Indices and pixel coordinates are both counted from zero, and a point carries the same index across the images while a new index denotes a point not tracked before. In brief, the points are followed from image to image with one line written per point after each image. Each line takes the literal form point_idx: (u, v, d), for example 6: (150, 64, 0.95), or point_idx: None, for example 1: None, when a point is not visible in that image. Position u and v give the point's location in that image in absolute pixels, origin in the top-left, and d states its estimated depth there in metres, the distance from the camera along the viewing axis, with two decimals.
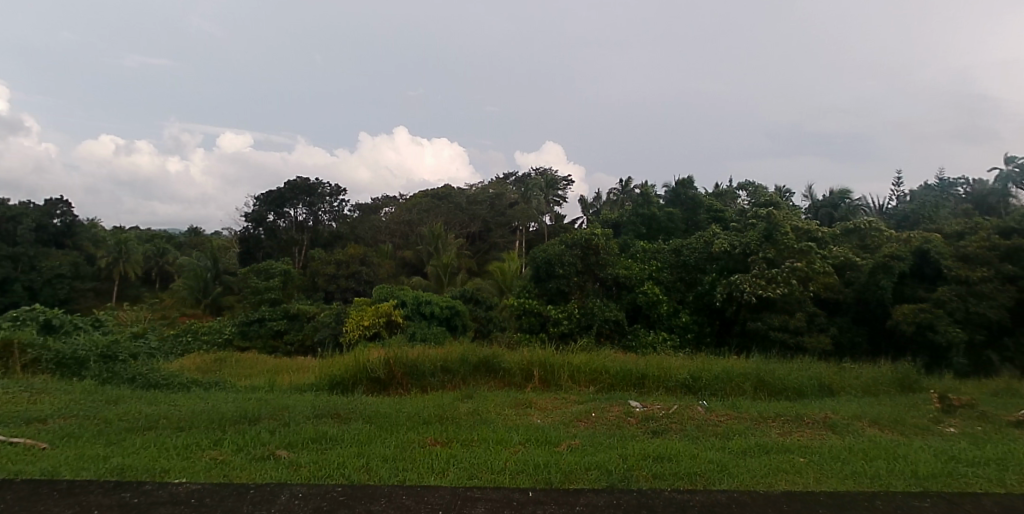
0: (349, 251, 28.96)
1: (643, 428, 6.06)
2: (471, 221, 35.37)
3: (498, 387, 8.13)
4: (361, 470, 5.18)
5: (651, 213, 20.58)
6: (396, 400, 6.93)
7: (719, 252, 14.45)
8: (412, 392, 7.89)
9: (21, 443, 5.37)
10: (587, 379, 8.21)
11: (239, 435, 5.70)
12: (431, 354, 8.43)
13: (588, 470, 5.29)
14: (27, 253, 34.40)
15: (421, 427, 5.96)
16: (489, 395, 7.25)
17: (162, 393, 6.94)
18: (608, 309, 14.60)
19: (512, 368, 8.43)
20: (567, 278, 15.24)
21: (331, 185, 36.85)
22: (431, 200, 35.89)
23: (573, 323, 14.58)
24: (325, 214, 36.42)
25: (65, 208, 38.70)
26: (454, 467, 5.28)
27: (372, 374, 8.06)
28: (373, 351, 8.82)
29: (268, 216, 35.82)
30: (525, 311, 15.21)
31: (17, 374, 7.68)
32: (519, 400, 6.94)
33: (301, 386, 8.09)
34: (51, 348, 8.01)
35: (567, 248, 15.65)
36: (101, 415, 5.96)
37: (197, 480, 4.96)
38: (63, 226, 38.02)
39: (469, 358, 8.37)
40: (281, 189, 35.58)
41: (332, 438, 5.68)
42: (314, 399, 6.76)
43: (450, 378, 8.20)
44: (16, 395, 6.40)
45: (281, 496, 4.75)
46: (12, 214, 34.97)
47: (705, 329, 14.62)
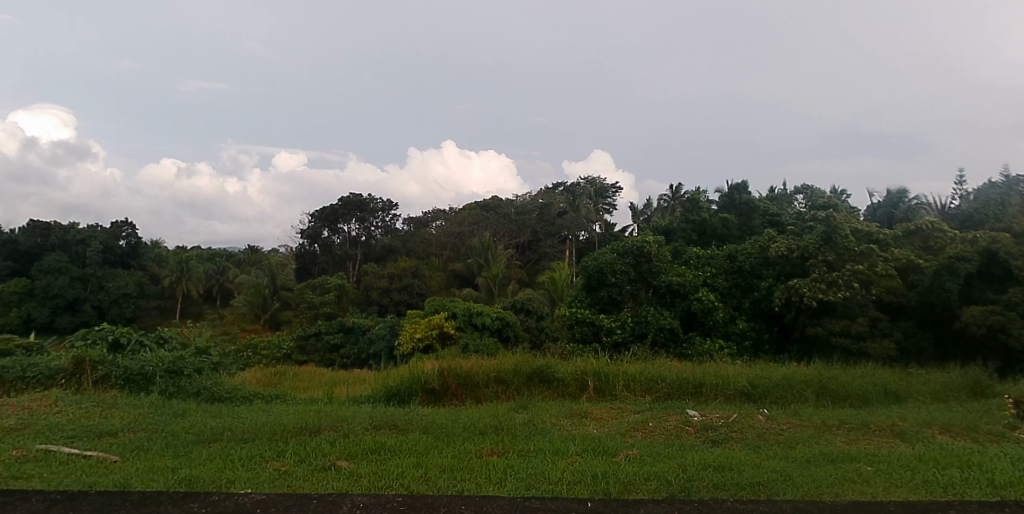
0: (401, 265, 29.44)
1: (702, 437, 5.96)
2: (520, 230, 35.88)
3: (553, 398, 8.09)
4: (420, 481, 5.22)
5: (702, 219, 20.28)
6: (452, 410, 6.98)
7: (778, 256, 14.08)
8: (466, 403, 7.93)
9: (94, 456, 5.58)
10: (642, 389, 8.11)
11: (301, 446, 5.82)
12: (485, 365, 8.44)
13: (647, 480, 5.22)
14: (95, 274, 36.51)
15: (477, 437, 5.98)
16: (544, 405, 7.23)
17: (225, 406, 7.13)
18: (662, 317, 14.40)
19: (566, 378, 8.35)
20: (619, 286, 15.19)
21: (383, 201, 38.16)
22: (480, 212, 36.24)
23: (627, 332, 14.43)
24: (377, 229, 37.41)
25: (132, 230, 41.05)
26: (511, 477, 5.29)
27: (427, 385, 8.14)
28: (428, 363, 8.91)
29: (323, 232, 37.34)
30: (578, 321, 14.96)
31: (90, 389, 7.99)
32: (574, 410, 6.90)
33: (359, 398, 8.22)
34: (120, 364, 8.31)
35: (619, 256, 15.61)
36: (169, 428, 6.15)
37: (262, 490, 5.08)
38: (129, 247, 40.31)
39: (522, 368, 8.35)
40: (335, 206, 37.15)
41: (390, 449, 5.74)
42: (371, 411, 6.84)
43: (504, 388, 8.21)
44: (90, 410, 6.67)
45: (343, 506, 4.82)
46: (81, 237, 37.46)
47: (764, 336, 14.26)
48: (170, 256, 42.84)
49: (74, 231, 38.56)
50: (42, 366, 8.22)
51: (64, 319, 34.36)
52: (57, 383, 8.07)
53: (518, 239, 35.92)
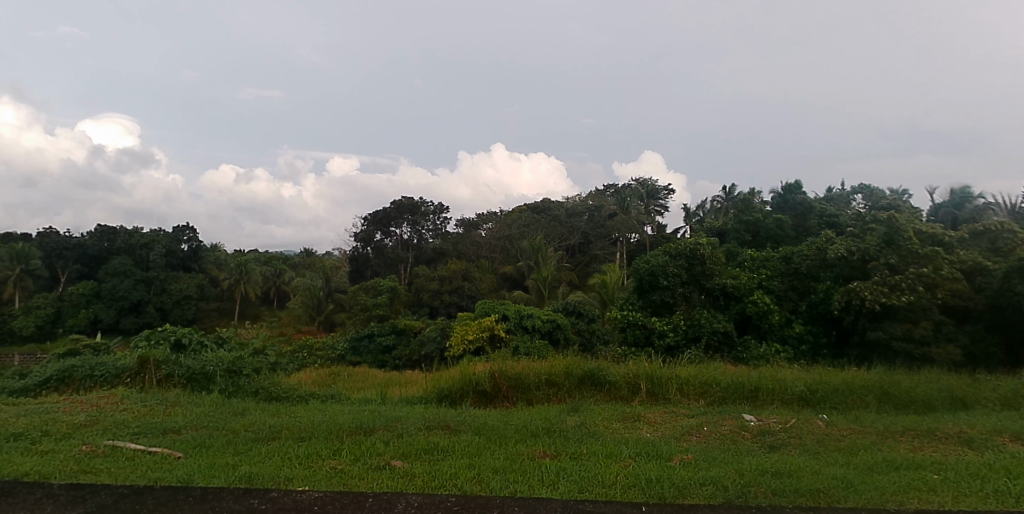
0: (452, 267, 29.64)
1: (759, 442, 5.84)
2: (570, 233, 35.80)
3: (605, 401, 8.04)
4: (474, 481, 5.25)
5: (755, 219, 19.95)
6: (503, 412, 6.99)
7: (837, 259, 13.61)
8: (517, 405, 7.95)
9: (158, 452, 5.76)
10: (696, 393, 8.01)
11: (356, 445, 5.91)
12: (535, 366, 8.46)
13: (702, 485, 5.15)
14: (158, 276, 37.79)
15: (530, 439, 5.98)
16: (597, 408, 7.18)
17: (281, 405, 7.30)
18: (717, 320, 14.18)
19: (618, 381, 8.30)
20: (672, 289, 14.98)
21: (434, 204, 38.83)
22: (531, 214, 36.15)
23: (680, 335, 14.20)
24: (428, 233, 38.25)
25: (192, 234, 42.62)
26: (564, 480, 5.26)
27: (478, 386, 8.18)
28: (479, 365, 8.94)
29: (376, 235, 38.42)
30: (630, 324, 14.88)
31: (154, 388, 8.27)
32: (626, 413, 6.84)
33: (412, 399, 8.31)
34: (182, 364, 8.56)
35: (671, 258, 15.39)
36: (229, 426, 6.32)
37: (319, 487, 5.18)
38: (190, 251, 41.92)
39: (573, 371, 8.33)
40: (388, 209, 38.04)
41: (443, 449, 5.79)
42: (423, 411, 6.90)
43: (554, 391, 8.20)
44: (154, 408, 6.91)
45: (397, 505, 4.89)
46: (145, 241, 38.91)
47: (821, 340, 13.83)
48: (229, 260, 43.25)
49: (139, 234, 40.29)
50: (110, 366, 8.57)
51: (129, 320, 36.08)
52: (123, 382, 8.38)
53: (568, 241, 35.78)
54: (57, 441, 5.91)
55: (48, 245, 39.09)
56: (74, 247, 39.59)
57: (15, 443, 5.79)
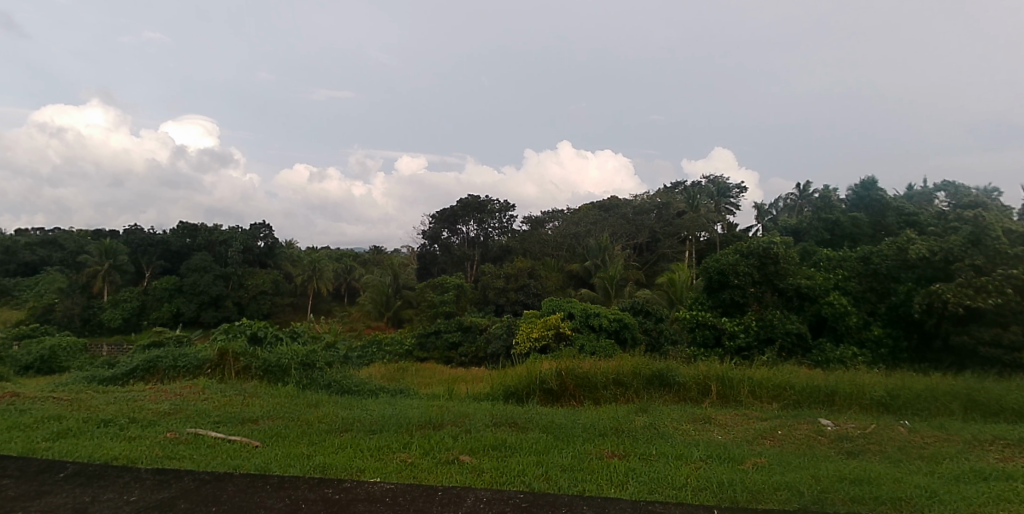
0: (518, 265, 29.36)
1: (836, 448, 5.67)
2: (637, 231, 34.90)
3: (674, 402, 7.97)
4: (541, 479, 5.25)
5: (834, 218, 19.51)
6: (570, 411, 6.97)
7: (917, 258, 12.68)
8: (584, 404, 7.93)
9: (237, 441, 5.98)
10: (770, 396, 7.87)
11: (425, 439, 6.01)
12: (602, 365, 8.42)
13: (776, 490, 5.03)
14: (236, 272, 39.21)
15: (597, 439, 5.96)
16: (665, 408, 7.10)
17: (353, 398, 7.48)
18: (790, 321, 13.57)
19: (687, 382, 8.19)
20: (742, 288, 14.48)
21: (500, 202, 39.24)
22: (598, 212, 35.90)
23: (751, 336, 13.65)
24: (494, 230, 39.09)
25: (268, 231, 44.30)
26: (633, 481, 5.21)
27: (544, 384, 8.21)
28: (545, 363, 8.94)
29: (443, 233, 39.35)
30: (699, 324, 14.42)
31: (233, 379, 8.57)
32: (696, 414, 6.73)
33: (479, 396, 8.37)
34: (259, 357, 8.85)
35: (743, 257, 14.95)
36: (303, 418, 6.50)
37: (390, 479, 5.29)
38: (266, 248, 43.76)
39: (641, 371, 8.25)
40: (455, 208, 39.10)
41: (510, 446, 5.83)
42: (491, 407, 6.95)
43: (622, 391, 8.13)
44: (233, 398, 7.16)
45: (466, 500, 4.95)
46: (223, 238, 40.87)
47: (902, 344, 12.97)
48: (303, 257, 44.47)
49: (218, 232, 41.96)
50: (193, 358, 8.98)
51: (208, 314, 37.37)
52: (204, 372, 8.78)
53: (636, 240, 34.92)
54: (144, 428, 6.20)
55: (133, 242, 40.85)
56: (158, 244, 41.22)
57: (106, 429, 6.11)
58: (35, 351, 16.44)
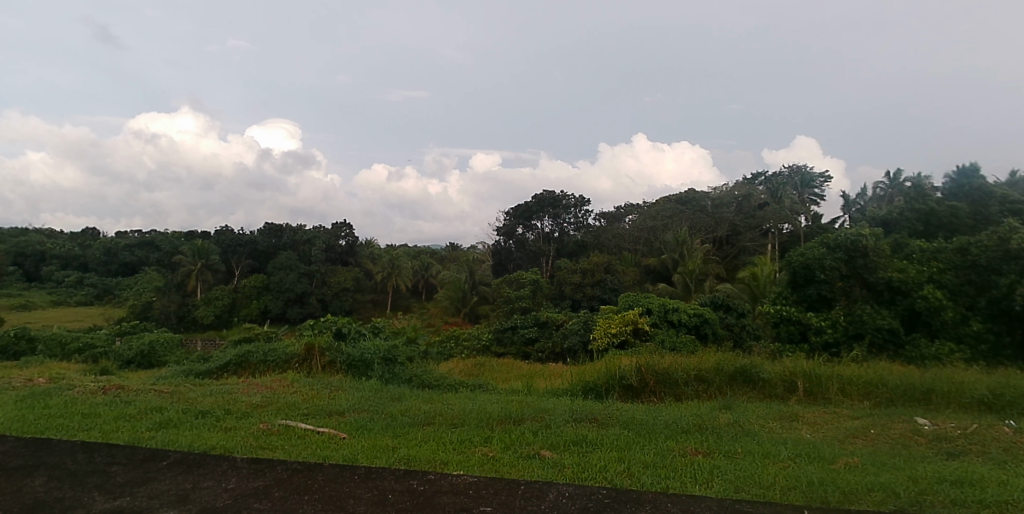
0: (594, 260, 29.15)
1: (935, 448, 5.47)
2: (717, 225, 33.81)
3: (759, 399, 7.89)
4: (624, 475, 5.25)
5: (928, 208, 18.70)
6: (651, 407, 6.93)
7: (1020, 248, 11.82)
8: (666, 400, 7.89)
9: (325, 432, 6.19)
10: (860, 393, 7.70)
11: (506, 433, 6.08)
12: (683, 362, 8.36)
13: (871, 491, 4.89)
14: (319, 270, 40.59)
15: (680, 435, 5.91)
16: (749, 405, 6.96)
17: (434, 392, 7.62)
18: (881, 317, 12.91)
19: (773, 379, 8.11)
20: (830, 283, 13.79)
21: (575, 197, 39.17)
22: (674, 205, 35.23)
23: (839, 332, 13.08)
24: (569, 225, 39.10)
25: (348, 230, 45.59)
26: (718, 479, 5.16)
27: (624, 380, 8.18)
28: (623, 359, 8.93)
29: (517, 229, 39.86)
30: (784, 320, 13.86)
31: (319, 372, 8.95)
32: (782, 412, 6.60)
33: (558, 391, 8.42)
34: (343, 352, 9.20)
35: (828, 250, 14.24)
36: (386, 411, 6.67)
37: (473, 472, 5.38)
38: (347, 246, 45.08)
39: (725, 367, 8.20)
40: (529, 204, 39.35)
41: (591, 442, 5.83)
42: (571, 403, 6.97)
43: (705, 387, 8.08)
44: (320, 391, 7.42)
45: (550, 493, 5.01)
46: (307, 238, 42.43)
47: (1004, 340, 12.13)
48: (384, 254, 44.98)
49: (302, 231, 43.45)
50: (281, 354, 9.45)
51: (294, 310, 38.77)
52: (292, 366, 9.23)
53: (716, 233, 33.66)
54: (238, 419, 6.48)
55: (224, 242, 41.63)
56: (247, 244, 41.70)
57: (204, 420, 6.44)
58: (138, 346, 17.47)
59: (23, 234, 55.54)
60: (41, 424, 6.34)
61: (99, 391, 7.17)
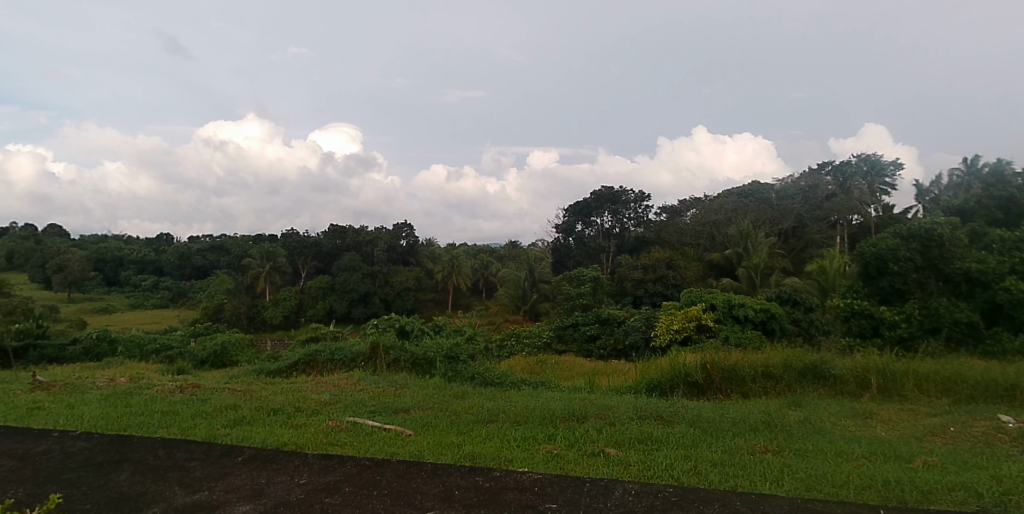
0: (655, 256, 28.45)
1: (1021, 447, 5.24)
2: (782, 217, 33.62)
3: (831, 396, 7.82)
4: (691, 473, 5.21)
5: (1009, 194, 17.90)
6: (717, 405, 6.86)
7: None
8: (733, 398, 7.91)
9: (392, 429, 6.33)
10: (938, 390, 7.56)
11: (570, 431, 6.10)
12: (750, 359, 8.34)
13: (950, 491, 4.73)
14: (382, 271, 41.24)
15: (748, 433, 5.84)
16: (820, 403, 6.84)
17: (497, 390, 7.70)
18: (959, 310, 12.22)
19: (844, 375, 8.02)
20: (904, 275, 13.20)
21: (634, 193, 38.60)
22: (738, 199, 34.91)
23: (914, 326, 12.57)
24: (629, 221, 38.35)
25: (408, 231, 45.76)
26: (790, 477, 5.07)
27: (689, 378, 8.19)
28: (687, 356, 8.95)
29: (577, 226, 39.89)
30: (854, 314, 13.40)
31: (385, 370, 9.22)
32: (854, 410, 6.46)
33: (621, 388, 8.43)
34: (408, 350, 9.47)
35: (902, 241, 13.57)
36: (450, 408, 6.77)
37: (538, 470, 5.42)
38: (408, 247, 45.19)
39: (793, 364, 8.17)
40: (588, 200, 39.26)
41: (657, 440, 5.80)
42: (634, 400, 6.96)
43: (773, 384, 8.07)
44: (386, 389, 7.58)
45: (615, 492, 4.99)
46: (371, 238, 43.13)
47: None
48: (445, 253, 45.11)
49: (364, 233, 43.97)
50: (347, 352, 9.78)
51: (359, 310, 39.52)
52: (359, 365, 9.55)
53: (781, 226, 33.44)
54: (308, 416, 6.68)
55: (291, 244, 43.29)
56: (312, 246, 43.44)
57: (276, 417, 6.67)
58: (211, 347, 18.03)
59: (104, 240, 58.44)
60: (125, 422, 6.66)
61: (176, 389, 7.48)
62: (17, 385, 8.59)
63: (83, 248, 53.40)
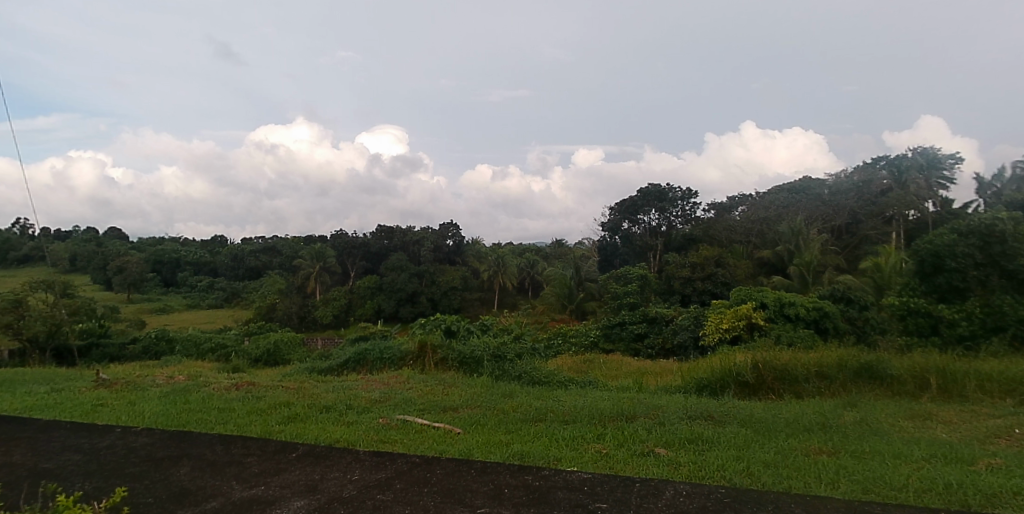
0: (704, 253, 28.15)
1: None
2: (835, 213, 33.03)
3: (888, 396, 7.71)
4: (743, 474, 5.16)
5: None
6: (769, 406, 6.80)
7: None
8: (786, 397, 7.84)
9: (441, 427, 6.42)
10: (1003, 391, 7.40)
11: (619, 430, 6.10)
12: (802, 359, 8.27)
13: (1016, 494, 4.59)
14: (429, 270, 41.62)
15: (802, 434, 5.77)
16: (877, 405, 6.74)
17: (546, 389, 7.75)
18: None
19: (901, 375, 7.92)
20: (963, 272, 12.72)
21: (682, 190, 38.21)
22: (788, 195, 34.60)
23: (976, 325, 12.08)
24: (677, 219, 38.00)
25: (454, 231, 46.06)
26: (846, 479, 4.98)
27: (740, 377, 8.15)
28: (737, 356, 8.91)
29: (623, 223, 38.98)
30: (910, 312, 13.09)
31: (433, 369, 9.39)
32: (913, 411, 6.32)
33: (670, 387, 8.43)
34: (455, 349, 9.60)
35: (961, 237, 12.98)
36: (499, 407, 6.84)
37: (587, 469, 5.43)
38: (454, 246, 45.64)
39: (848, 363, 8.08)
40: (634, 198, 38.61)
41: (707, 440, 5.76)
42: (683, 401, 6.93)
43: (827, 384, 7.97)
44: (434, 387, 7.70)
45: (666, 492, 4.97)
46: (417, 238, 43.56)
47: None
48: (490, 252, 45.31)
49: (411, 232, 44.42)
50: (396, 351, 9.99)
51: (406, 310, 40.01)
52: (407, 364, 9.75)
53: (833, 222, 32.86)
54: (359, 414, 6.82)
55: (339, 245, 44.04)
56: (360, 246, 44.12)
57: (329, 414, 6.83)
58: (264, 346, 18.47)
59: (161, 243, 60.29)
60: (183, 418, 6.90)
61: (232, 387, 7.71)
62: (84, 383, 8.98)
63: (142, 249, 55.32)
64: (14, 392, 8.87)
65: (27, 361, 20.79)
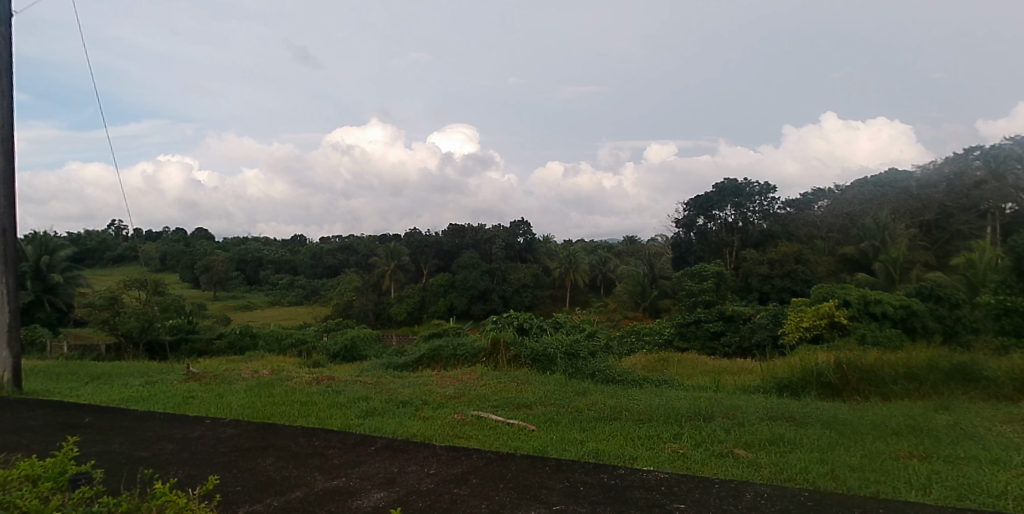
0: (782, 250, 27.31)
1: None
2: (924, 207, 31.74)
3: (984, 399, 7.45)
4: (827, 478, 5.02)
5: None
6: (855, 408, 6.63)
7: None
8: (872, 399, 7.62)
9: (515, 424, 6.52)
10: None
11: (695, 430, 6.06)
12: (889, 359, 8.03)
13: None
14: (500, 267, 42.09)
15: (890, 438, 5.60)
16: (972, 408, 6.50)
17: (620, 387, 7.77)
18: None
19: (999, 377, 7.65)
20: None
21: (760, 184, 37.16)
22: (875, 190, 34.27)
23: None
24: (753, 214, 36.87)
25: (527, 228, 46.68)
26: (938, 485, 4.80)
27: (822, 377, 7.99)
28: (817, 356, 8.72)
29: (698, 220, 38.61)
30: (1010, 311, 12.05)
31: (505, 366, 9.54)
32: (1010, 416, 6.03)
33: (749, 387, 8.35)
34: (526, 346, 9.70)
35: None
36: (572, 404, 6.89)
37: (663, 469, 5.40)
38: (525, 244, 46.00)
39: (940, 365, 7.83)
40: (710, 193, 37.96)
41: (789, 442, 5.66)
42: (763, 401, 6.84)
43: (917, 386, 7.73)
44: (507, 384, 7.81)
45: (746, 494, 4.90)
46: (488, 236, 44.19)
47: None
48: (561, 250, 45.46)
49: (482, 231, 45.06)
50: (469, 348, 10.22)
51: (478, 307, 40.42)
52: (481, 360, 9.97)
53: (922, 217, 31.60)
54: (434, 409, 6.99)
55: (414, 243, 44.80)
56: (433, 244, 44.72)
57: (406, 409, 7.02)
58: (342, 341, 19.09)
59: (243, 243, 62.74)
60: (267, 411, 7.20)
61: (312, 381, 8.02)
62: (174, 377, 9.50)
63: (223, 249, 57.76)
64: (112, 385, 9.45)
65: (123, 355, 22.20)
